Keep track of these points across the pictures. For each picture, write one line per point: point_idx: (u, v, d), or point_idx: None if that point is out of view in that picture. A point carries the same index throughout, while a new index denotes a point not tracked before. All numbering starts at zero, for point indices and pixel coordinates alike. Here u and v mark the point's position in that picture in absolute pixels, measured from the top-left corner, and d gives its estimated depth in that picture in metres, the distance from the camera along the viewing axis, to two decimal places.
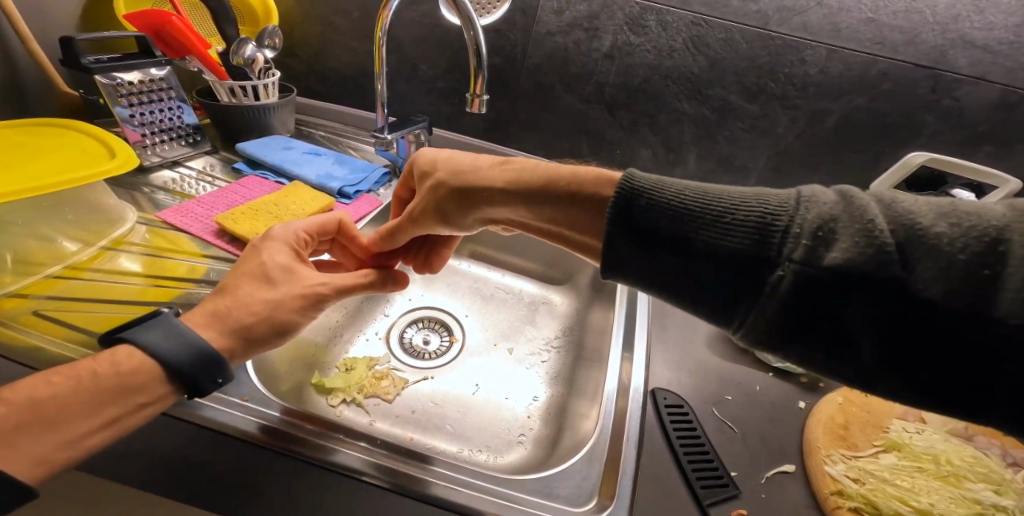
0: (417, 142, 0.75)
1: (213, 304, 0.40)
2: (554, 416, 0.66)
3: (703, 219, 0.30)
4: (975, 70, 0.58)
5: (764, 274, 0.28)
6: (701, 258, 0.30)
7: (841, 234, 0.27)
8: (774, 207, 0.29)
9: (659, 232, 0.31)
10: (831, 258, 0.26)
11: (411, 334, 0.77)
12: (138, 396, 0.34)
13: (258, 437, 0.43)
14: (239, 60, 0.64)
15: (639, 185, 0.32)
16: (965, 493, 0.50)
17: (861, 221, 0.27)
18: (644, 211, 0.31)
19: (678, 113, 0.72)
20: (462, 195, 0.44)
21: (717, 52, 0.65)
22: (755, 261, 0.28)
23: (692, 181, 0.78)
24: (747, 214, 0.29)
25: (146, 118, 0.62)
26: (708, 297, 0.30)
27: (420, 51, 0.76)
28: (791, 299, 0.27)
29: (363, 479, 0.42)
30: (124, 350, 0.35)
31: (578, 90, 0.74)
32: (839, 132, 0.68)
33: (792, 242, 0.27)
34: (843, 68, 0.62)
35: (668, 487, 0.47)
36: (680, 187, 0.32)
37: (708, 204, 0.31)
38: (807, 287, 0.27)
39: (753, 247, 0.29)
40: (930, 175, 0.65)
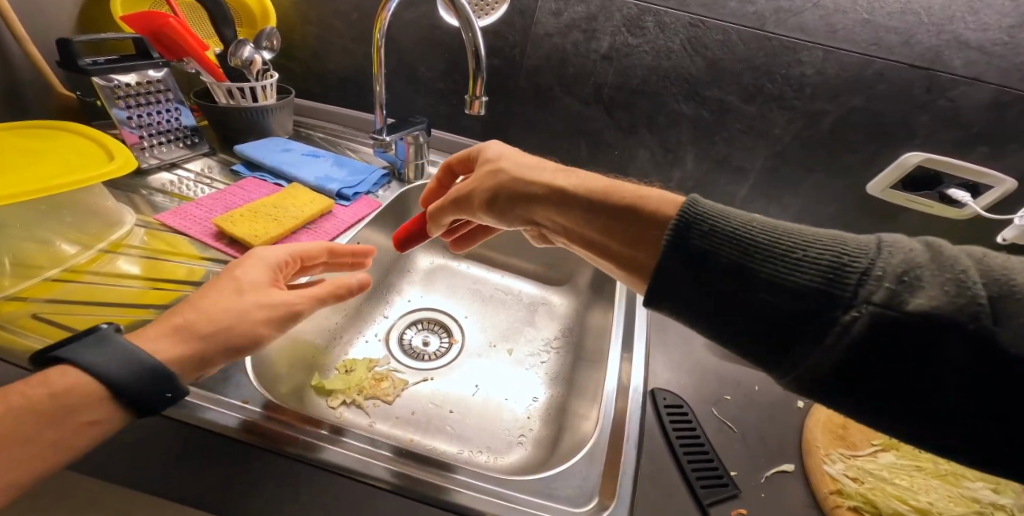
0: (416, 143, 0.75)
1: (179, 315, 0.40)
2: (555, 417, 0.66)
3: (773, 253, 0.31)
4: (970, 70, 0.59)
5: (836, 312, 0.28)
6: (767, 292, 0.30)
7: (924, 282, 0.28)
8: (851, 249, 0.30)
9: (723, 260, 0.31)
10: (913, 304, 0.27)
11: (410, 335, 0.77)
12: (81, 416, 0.33)
13: (258, 438, 0.43)
14: (237, 61, 0.63)
15: (705, 211, 0.33)
16: (963, 492, 0.50)
17: (950, 275, 0.27)
18: (707, 237, 0.32)
19: (676, 114, 0.72)
20: (510, 192, 0.45)
21: (714, 53, 0.65)
22: (829, 297, 0.29)
23: (690, 181, 0.79)
24: (820, 252, 0.30)
25: (144, 120, 0.62)
26: (767, 331, 0.30)
27: (418, 53, 0.76)
28: (865, 340, 0.27)
29: (369, 480, 0.42)
30: (64, 371, 0.34)
31: (576, 91, 0.74)
32: (836, 132, 0.68)
33: (873, 284, 0.28)
34: (840, 69, 0.62)
35: (667, 487, 0.47)
36: (748, 219, 0.33)
37: (778, 239, 0.32)
38: (881, 332, 0.27)
39: (825, 288, 0.29)
40: (926, 175, 0.67)
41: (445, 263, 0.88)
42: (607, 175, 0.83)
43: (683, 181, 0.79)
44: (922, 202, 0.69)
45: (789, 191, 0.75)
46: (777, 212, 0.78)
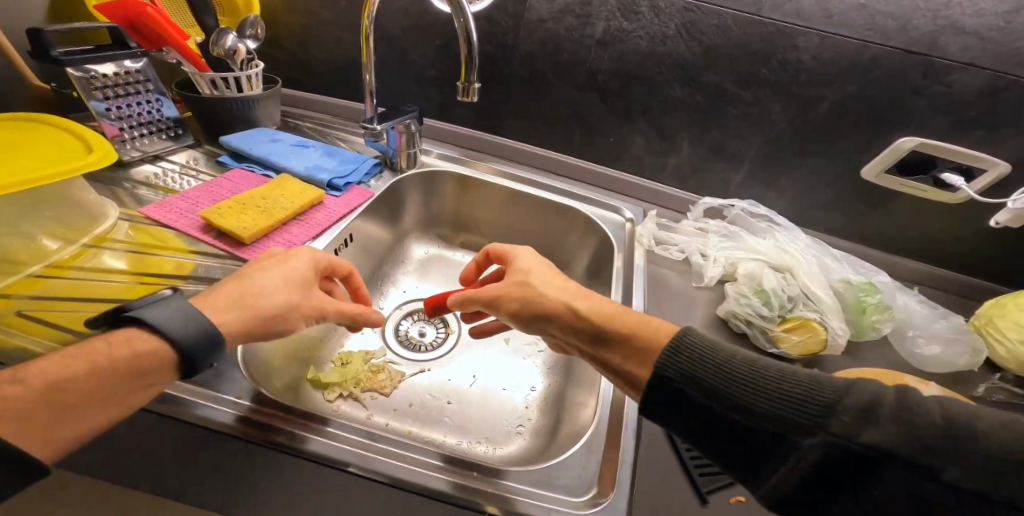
0: (407, 132, 0.74)
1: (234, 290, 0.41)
2: (553, 405, 0.67)
3: (752, 386, 0.34)
4: (966, 55, 0.59)
5: (798, 438, 0.31)
6: (736, 414, 0.33)
7: (881, 421, 0.30)
8: (823, 387, 0.33)
9: (706, 379, 0.35)
10: (866, 437, 0.29)
11: (406, 326, 0.77)
12: (149, 378, 0.35)
13: (270, 437, 0.42)
14: (219, 50, 0.60)
15: (681, 374, 0.35)
16: None
17: (921, 434, 0.29)
18: (696, 365, 0.35)
19: (672, 101, 0.71)
20: (536, 313, 0.46)
21: (710, 38, 0.65)
22: (790, 423, 0.32)
23: (685, 168, 0.79)
24: (793, 387, 0.33)
25: (124, 111, 0.60)
26: (740, 444, 0.34)
27: (409, 39, 0.74)
28: (819, 465, 0.30)
29: (395, 485, 0.43)
30: (135, 333, 0.35)
31: (570, 78, 0.73)
32: (830, 119, 0.68)
33: (836, 415, 0.31)
34: (836, 54, 0.62)
35: (667, 474, 0.48)
36: (732, 355, 0.36)
37: (755, 374, 0.35)
38: (825, 461, 0.30)
39: (788, 431, 0.32)
40: (920, 159, 0.67)
41: (439, 253, 0.87)
42: (602, 163, 0.82)
43: (678, 168, 0.79)
44: (915, 186, 0.70)
45: (784, 176, 0.75)
46: (772, 197, 0.79)
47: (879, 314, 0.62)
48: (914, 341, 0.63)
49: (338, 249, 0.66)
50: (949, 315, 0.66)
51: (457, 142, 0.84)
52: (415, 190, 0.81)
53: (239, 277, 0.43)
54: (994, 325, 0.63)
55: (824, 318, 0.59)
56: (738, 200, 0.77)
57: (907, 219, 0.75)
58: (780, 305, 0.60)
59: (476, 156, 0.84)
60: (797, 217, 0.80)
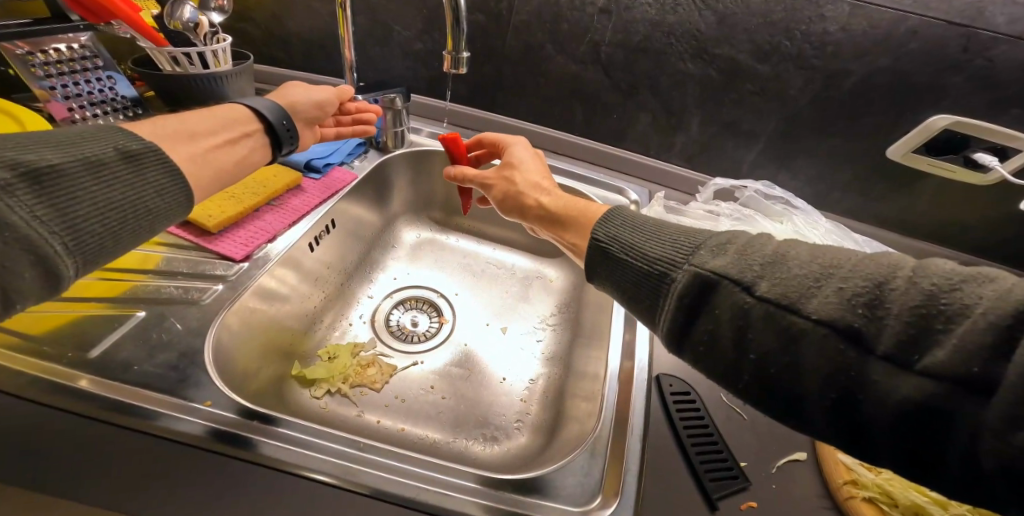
0: (393, 109, 0.69)
1: (232, 128, 0.46)
2: (552, 400, 0.65)
3: (655, 238, 0.34)
4: (1015, 27, 0.52)
5: (672, 274, 0.31)
6: (633, 268, 0.34)
7: (733, 251, 0.30)
8: (736, 241, 0.30)
9: (615, 239, 0.36)
10: (722, 267, 0.29)
11: (398, 315, 0.74)
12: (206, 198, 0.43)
13: (251, 452, 0.40)
14: (176, 23, 0.56)
15: (602, 232, 0.37)
16: None
17: (755, 259, 0.29)
18: (607, 229, 0.37)
19: (682, 75, 0.65)
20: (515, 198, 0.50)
21: (727, 6, 0.58)
22: (670, 264, 0.31)
23: (694, 147, 0.73)
24: (702, 239, 0.32)
25: (73, 90, 0.53)
26: (634, 294, 0.34)
27: (390, 7, 0.67)
28: (687, 296, 0.30)
29: (380, 496, 0.40)
30: (195, 142, 0.42)
31: (571, 50, 0.66)
32: (856, 97, 0.62)
33: (711, 254, 0.30)
34: (868, 25, 0.56)
35: (675, 482, 0.46)
36: (659, 222, 0.36)
37: (653, 235, 0.35)
38: (695, 295, 0.29)
39: (675, 259, 0.31)
40: (951, 138, 0.61)
41: (432, 237, 0.84)
42: (604, 143, 0.77)
43: (686, 147, 0.73)
44: (943, 166, 0.64)
45: (802, 157, 0.70)
46: (788, 178, 0.73)
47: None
48: None
49: (318, 236, 0.64)
50: None
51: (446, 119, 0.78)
52: (403, 170, 0.77)
53: (172, 116, 0.43)
54: None
55: None
56: (751, 180, 0.72)
57: (931, 203, 0.70)
58: None
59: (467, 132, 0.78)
60: (814, 200, 0.75)
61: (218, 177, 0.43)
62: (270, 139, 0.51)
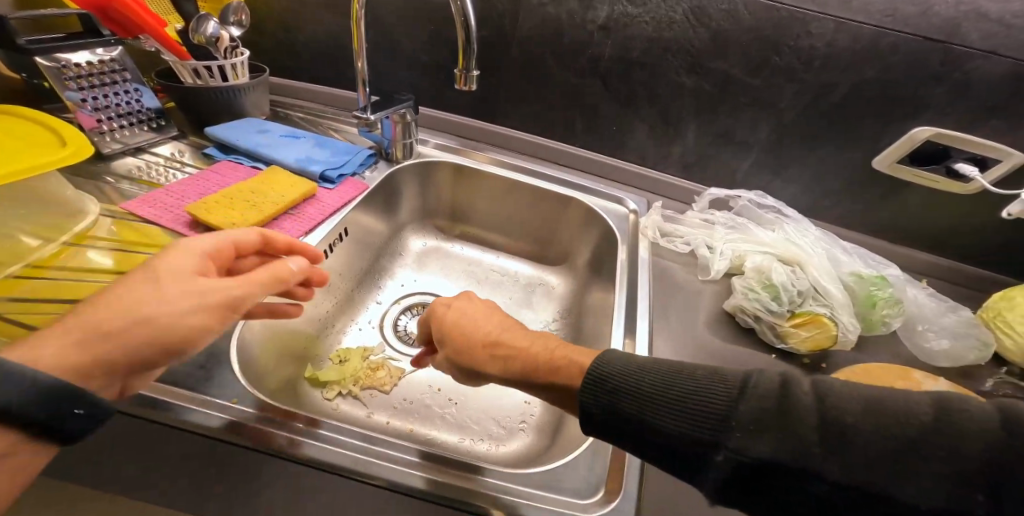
0: (403, 122, 0.71)
1: (152, 286, 0.32)
2: (554, 402, 0.66)
3: (664, 403, 0.33)
4: (987, 43, 0.56)
5: (708, 454, 0.30)
6: (656, 440, 0.32)
7: (774, 430, 0.29)
8: (727, 395, 0.31)
9: (622, 410, 0.33)
10: (756, 449, 0.29)
11: (405, 321, 0.75)
12: (129, 379, 0.32)
13: (263, 441, 0.42)
14: (200, 38, 0.58)
15: (611, 371, 0.35)
16: None
17: (808, 439, 0.28)
18: (609, 394, 0.34)
19: (678, 88, 0.68)
20: (470, 370, 0.44)
21: (719, 23, 0.61)
22: (699, 441, 0.31)
23: (690, 157, 0.76)
24: (708, 401, 0.31)
25: (102, 102, 0.57)
26: (666, 457, 0.32)
27: (401, 23, 0.71)
28: (730, 479, 0.30)
29: (384, 484, 0.42)
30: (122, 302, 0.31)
31: (573, 64, 0.70)
32: (843, 108, 0.65)
33: (735, 433, 0.30)
34: (850, 41, 0.59)
35: (673, 475, 0.48)
36: (648, 367, 0.35)
37: (683, 406, 0.32)
38: (745, 471, 0.29)
39: (706, 425, 0.31)
40: (933, 149, 0.65)
41: (438, 245, 0.86)
42: (605, 152, 0.79)
43: (683, 157, 0.76)
44: (926, 177, 0.67)
45: (793, 166, 0.73)
46: (780, 187, 0.76)
47: (890, 308, 0.59)
48: (923, 336, 0.61)
49: (332, 243, 0.65)
50: (959, 309, 0.64)
51: (451, 131, 0.81)
52: (412, 181, 0.79)
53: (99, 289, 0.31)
54: (1003, 317, 0.62)
55: (834, 313, 0.56)
56: (744, 190, 0.74)
57: (918, 211, 0.73)
58: (790, 299, 0.57)
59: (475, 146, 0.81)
60: (806, 208, 0.78)
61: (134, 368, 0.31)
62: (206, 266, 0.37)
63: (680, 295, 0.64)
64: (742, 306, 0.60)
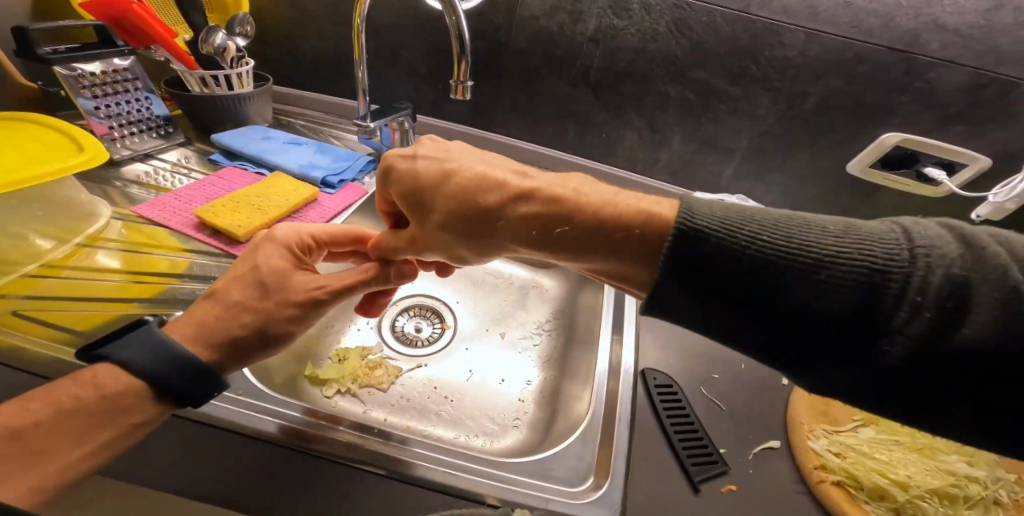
0: (400, 129, 0.73)
1: (202, 314, 0.40)
2: (548, 399, 0.68)
3: (800, 269, 0.29)
4: (946, 53, 0.60)
5: (873, 340, 0.28)
6: (787, 314, 0.29)
7: (948, 303, 0.26)
8: (883, 259, 0.28)
9: (739, 281, 0.30)
10: (959, 335, 0.26)
11: (402, 322, 0.77)
12: (129, 416, 0.34)
13: (258, 430, 0.43)
14: (208, 49, 0.61)
15: (708, 225, 0.30)
16: (939, 464, 0.52)
17: (958, 295, 0.26)
18: (714, 255, 0.30)
19: (663, 96, 0.72)
20: (483, 237, 0.41)
21: (699, 35, 0.65)
22: (859, 316, 0.28)
23: (676, 162, 0.79)
24: (849, 265, 0.28)
25: (113, 110, 0.60)
26: (800, 339, 0.29)
27: (400, 35, 0.74)
28: (898, 368, 0.27)
29: (370, 468, 0.43)
30: (106, 370, 0.35)
31: (564, 74, 0.73)
32: (817, 115, 0.69)
33: (908, 310, 0.27)
34: (821, 51, 0.63)
35: (660, 465, 0.49)
36: (756, 227, 0.31)
37: (834, 286, 0.28)
38: (917, 359, 0.27)
39: (858, 292, 0.28)
40: (903, 154, 0.69)
41: None
42: (596, 158, 0.82)
43: (669, 162, 0.79)
44: (898, 180, 0.71)
45: (773, 171, 0.76)
46: (762, 191, 0.80)
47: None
48: None
49: None
50: None
51: (448, 139, 0.83)
52: None
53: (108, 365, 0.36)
54: None
55: None
56: (729, 194, 0.78)
57: (893, 214, 0.77)
58: None
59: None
60: None
61: (119, 410, 0.34)
62: (287, 260, 0.45)
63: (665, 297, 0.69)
64: None
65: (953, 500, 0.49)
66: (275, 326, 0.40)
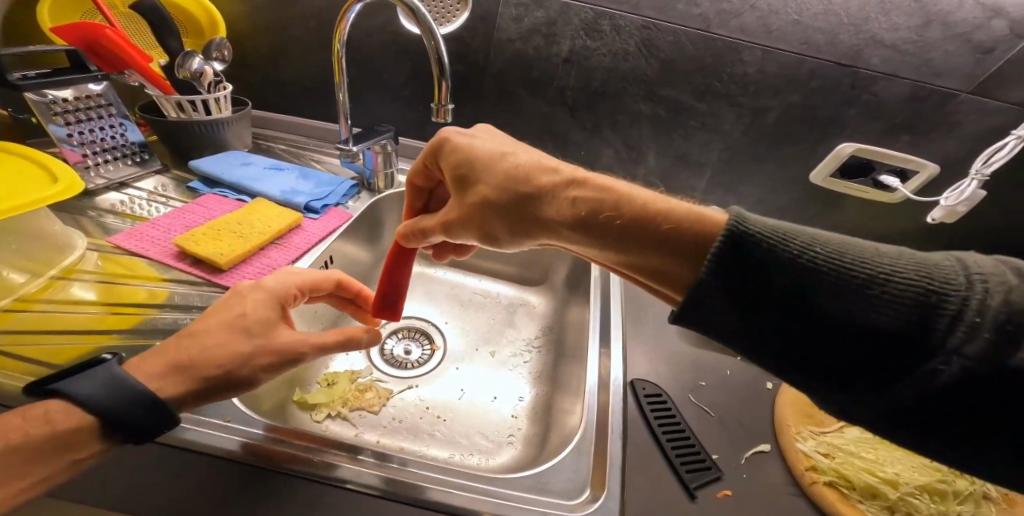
0: (383, 152, 0.72)
1: (175, 352, 0.38)
2: (541, 415, 0.67)
3: (853, 284, 0.29)
4: (886, 66, 0.65)
5: (923, 358, 0.27)
6: (843, 326, 0.28)
7: (1005, 329, 0.26)
8: (937, 283, 0.28)
9: (793, 291, 0.29)
10: (1015, 358, 0.26)
11: (391, 344, 0.76)
12: (75, 452, 0.33)
13: (247, 456, 0.42)
14: (185, 73, 0.60)
15: (760, 233, 0.30)
16: (925, 461, 0.54)
17: (1016, 322, 0.26)
18: (767, 266, 0.30)
19: (636, 114, 0.75)
20: (526, 208, 0.41)
21: (667, 54, 0.68)
22: (914, 330, 0.27)
23: (653, 177, 0.82)
24: (902, 283, 0.28)
25: (86, 136, 0.59)
26: (853, 354, 0.29)
27: (383, 59, 0.76)
28: (950, 391, 0.27)
29: (360, 490, 0.42)
30: (58, 404, 0.34)
31: (541, 93, 0.75)
32: (779, 126, 0.73)
33: (964, 329, 0.27)
34: (778, 68, 0.67)
35: (654, 472, 0.50)
36: (809, 240, 0.30)
37: (891, 303, 0.28)
38: (973, 381, 0.26)
39: (912, 309, 0.28)
40: (860, 163, 0.74)
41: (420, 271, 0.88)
42: None
43: (647, 177, 0.82)
44: (857, 187, 0.76)
45: (743, 182, 0.80)
46: (735, 202, 0.83)
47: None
48: None
49: None
50: None
51: None
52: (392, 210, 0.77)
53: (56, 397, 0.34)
54: None
55: None
56: None
57: (854, 218, 0.81)
58: None
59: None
60: None
61: (61, 449, 0.33)
62: (276, 311, 0.44)
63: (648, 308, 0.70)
64: None
65: (940, 495, 0.51)
66: (247, 370, 0.39)
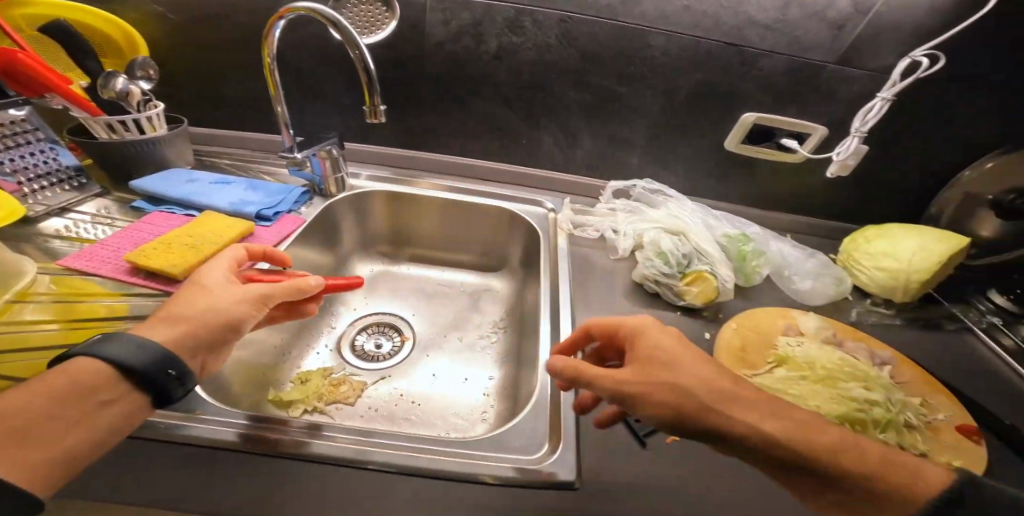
0: (331, 157, 0.76)
1: (179, 323, 0.42)
2: (509, 392, 0.72)
3: (791, 424, 0.39)
4: (765, 44, 0.72)
5: (843, 482, 0.38)
6: (788, 448, 0.38)
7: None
8: (878, 465, 0.38)
9: (744, 422, 0.39)
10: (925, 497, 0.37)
11: (362, 340, 0.80)
12: (107, 399, 0.37)
13: (233, 442, 0.46)
14: (111, 94, 0.63)
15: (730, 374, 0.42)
16: (842, 392, 0.55)
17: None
18: (737, 420, 0.39)
19: (566, 101, 0.81)
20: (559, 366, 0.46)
21: (586, 44, 0.74)
22: (839, 475, 0.38)
23: (592, 157, 0.88)
24: (849, 456, 0.38)
25: (18, 163, 0.62)
26: (794, 471, 0.38)
27: (324, 72, 0.80)
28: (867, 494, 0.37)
29: (347, 466, 0.46)
30: (84, 363, 0.37)
31: (481, 92, 0.80)
32: (689, 103, 0.79)
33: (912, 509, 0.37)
34: (679, 50, 0.73)
35: (609, 427, 0.54)
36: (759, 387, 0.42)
37: (822, 441, 0.38)
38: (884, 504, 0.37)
39: (851, 463, 0.38)
40: (761, 129, 0.80)
41: (385, 269, 0.91)
42: (523, 164, 0.90)
43: (587, 158, 0.88)
44: (765, 152, 0.83)
45: (671, 157, 0.87)
46: (669, 176, 0.90)
47: (756, 258, 0.72)
48: (790, 279, 0.75)
49: None
50: (817, 254, 0.78)
51: (380, 161, 0.90)
52: (348, 212, 0.83)
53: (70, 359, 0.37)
54: (852, 259, 0.76)
55: (714, 268, 0.69)
56: (639, 180, 0.86)
57: (774, 179, 0.89)
58: (678, 262, 0.69)
59: (409, 174, 0.90)
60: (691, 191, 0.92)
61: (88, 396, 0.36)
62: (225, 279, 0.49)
63: (599, 276, 0.74)
64: (652, 276, 0.69)
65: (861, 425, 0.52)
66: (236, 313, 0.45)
